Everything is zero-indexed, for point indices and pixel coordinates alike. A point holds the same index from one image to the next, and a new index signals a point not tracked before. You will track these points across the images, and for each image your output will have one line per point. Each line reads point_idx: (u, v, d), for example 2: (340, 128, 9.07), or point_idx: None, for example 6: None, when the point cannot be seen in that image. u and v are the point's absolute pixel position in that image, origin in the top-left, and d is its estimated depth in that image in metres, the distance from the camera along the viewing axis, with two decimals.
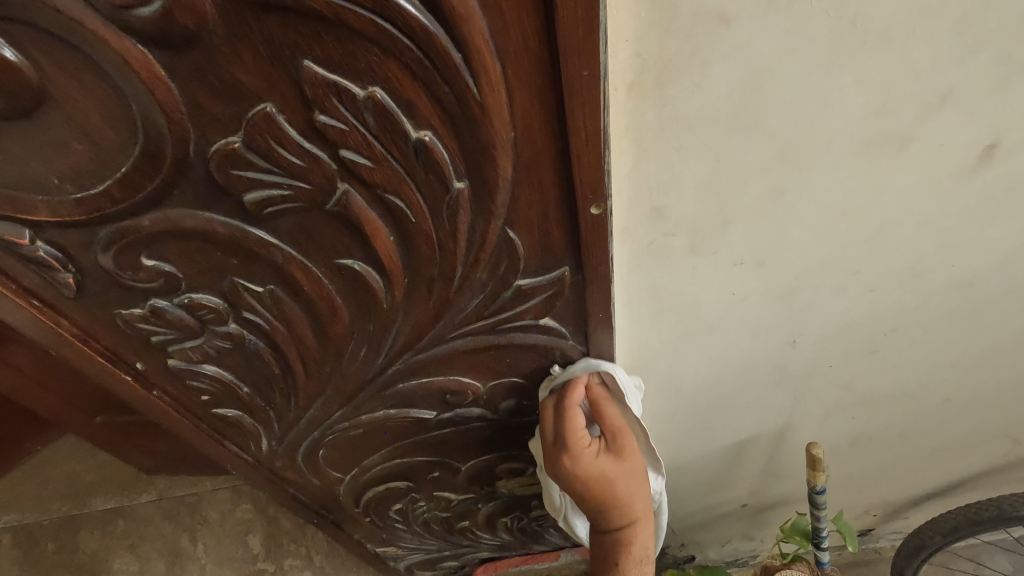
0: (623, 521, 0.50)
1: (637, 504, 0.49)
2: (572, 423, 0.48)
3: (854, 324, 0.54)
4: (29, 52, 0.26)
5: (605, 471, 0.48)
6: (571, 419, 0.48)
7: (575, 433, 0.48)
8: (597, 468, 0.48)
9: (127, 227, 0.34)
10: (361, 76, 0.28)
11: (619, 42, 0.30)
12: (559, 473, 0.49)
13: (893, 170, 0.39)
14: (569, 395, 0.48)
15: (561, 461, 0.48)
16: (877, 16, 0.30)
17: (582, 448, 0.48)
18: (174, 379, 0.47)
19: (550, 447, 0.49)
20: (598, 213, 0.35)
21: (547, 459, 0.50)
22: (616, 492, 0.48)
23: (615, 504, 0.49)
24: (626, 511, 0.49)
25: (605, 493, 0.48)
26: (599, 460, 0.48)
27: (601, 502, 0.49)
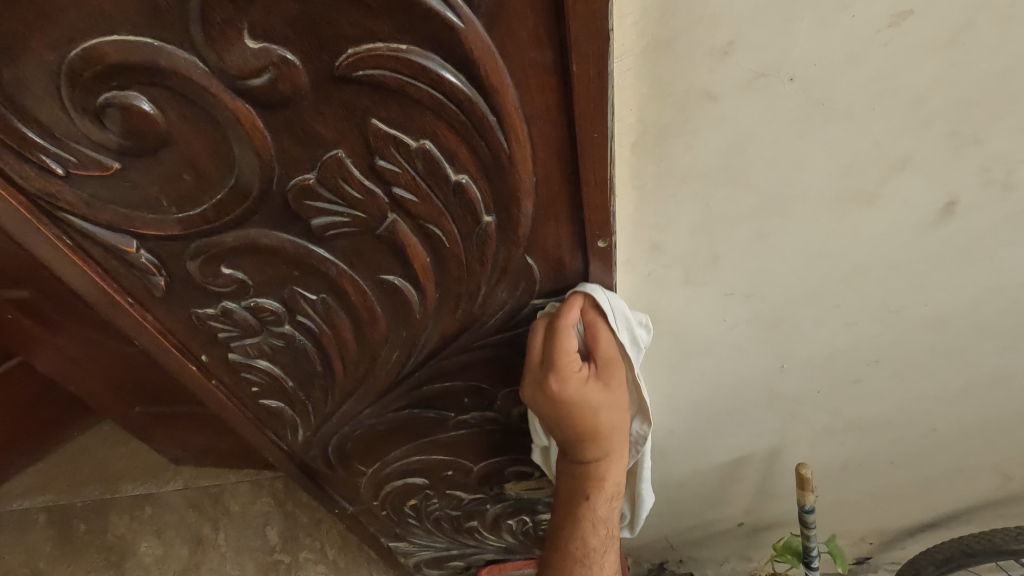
0: (595, 450, 0.53)
1: (617, 429, 0.52)
2: (567, 347, 0.46)
3: (838, 353, 0.59)
4: (163, 107, 0.33)
5: (588, 397, 0.49)
6: (566, 341, 0.45)
7: (568, 362, 0.46)
8: (582, 395, 0.48)
9: (215, 241, 0.41)
10: (415, 132, 0.35)
11: (624, 110, 0.37)
12: (543, 395, 0.49)
13: (864, 220, 0.45)
14: (568, 319, 0.45)
15: (550, 385, 0.48)
16: (840, 96, 0.36)
17: (575, 377, 0.48)
18: (231, 371, 0.54)
19: (537, 370, 0.48)
20: (604, 246, 0.42)
21: (531, 382, 0.50)
22: (596, 421, 0.50)
23: (594, 433, 0.51)
24: (604, 440, 0.52)
25: (587, 420, 0.50)
26: (588, 388, 0.48)
27: (582, 428, 0.51)
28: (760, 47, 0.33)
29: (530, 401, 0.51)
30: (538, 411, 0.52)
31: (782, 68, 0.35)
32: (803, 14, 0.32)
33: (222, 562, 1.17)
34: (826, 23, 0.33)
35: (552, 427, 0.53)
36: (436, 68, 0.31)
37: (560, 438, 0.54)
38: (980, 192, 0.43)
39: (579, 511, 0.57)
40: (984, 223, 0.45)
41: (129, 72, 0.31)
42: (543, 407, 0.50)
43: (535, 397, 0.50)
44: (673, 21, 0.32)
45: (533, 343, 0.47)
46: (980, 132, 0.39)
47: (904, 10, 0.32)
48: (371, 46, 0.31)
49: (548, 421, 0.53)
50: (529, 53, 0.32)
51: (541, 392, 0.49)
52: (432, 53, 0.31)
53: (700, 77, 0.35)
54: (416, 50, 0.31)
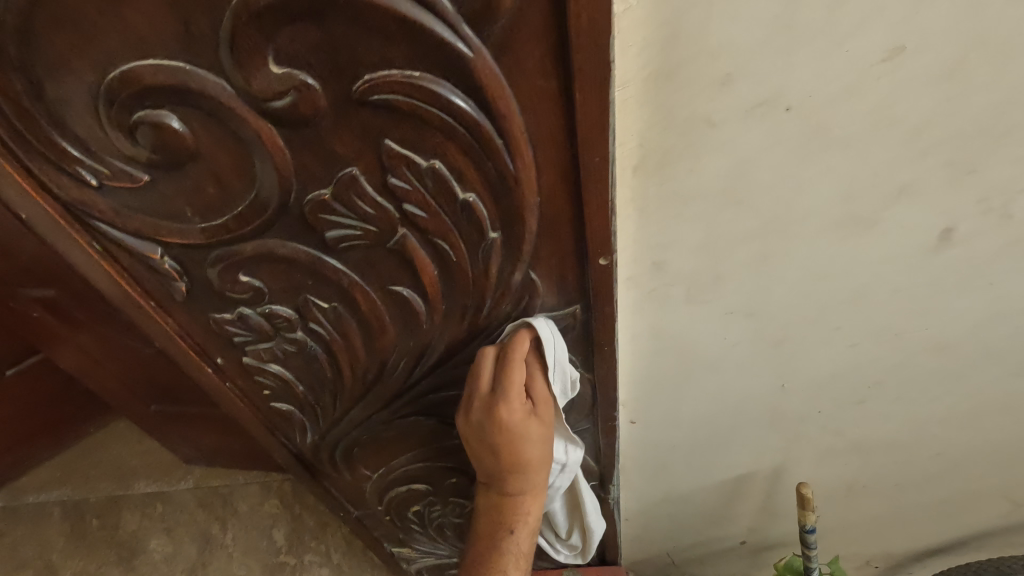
0: (520, 484, 0.55)
1: (540, 470, 0.54)
2: (517, 383, 0.47)
3: (839, 374, 0.60)
4: (191, 125, 0.35)
5: (526, 432, 0.50)
6: (516, 377, 0.47)
7: (516, 395, 0.48)
8: (520, 429, 0.50)
9: (235, 250, 0.43)
10: (426, 152, 0.37)
11: (627, 135, 0.38)
12: (490, 428, 0.50)
13: (863, 244, 0.46)
14: (515, 358, 0.47)
15: (496, 415, 0.49)
16: (836, 126, 0.37)
17: (516, 413, 0.49)
18: (245, 374, 0.56)
19: (485, 403, 0.49)
20: (605, 264, 0.43)
21: (476, 414, 0.50)
22: (526, 458, 0.52)
23: (523, 467, 0.53)
24: (530, 476, 0.54)
25: (517, 455, 0.52)
26: (529, 422, 0.50)
27: (512, 460, 0.52)
28: (757, 78, 0.35)
29: (468, 432, 0.52)
30: (475, 441, 0.53)
31: (779, 99, 0.36)
32: (799, 47, 0.34)
33: (228, 562, 1.19)
34: (821, 56, 0.34)
35: (483, 457, 0.54)
36: (447, 94, 0.33)
37: (489, 471, 0.55)
38: (979, 220, 0.44)
39: (499, 543, 0.59)
40: (984, 250, 0.46)
41: (162, 93, 0.34)
42: (483, 438, 0.51)
43: (478, 427, 0.51)
44: (674, 52, 0.34)
45: (478, 375, 0.49)
46: (976, 162, 0.40)
47: (896, 46, 0.34)
48: (387, 73, 0.33)
49: (478, 454, 0.54)
50: (535, 81, 0.33)
51: (486, 424, 0.50)
52: (444, 81, 0.33)
53: (700, 105, 0.36)
54: (429, 77, 0.33)
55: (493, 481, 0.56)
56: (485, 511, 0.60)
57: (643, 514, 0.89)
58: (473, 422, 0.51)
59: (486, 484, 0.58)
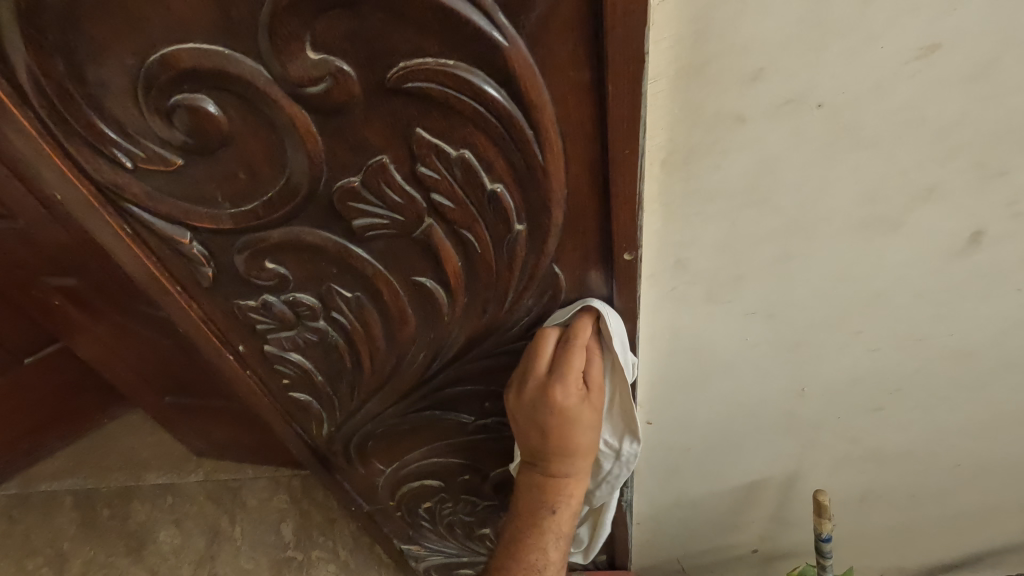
0: (564, 466, 0.54)
1: (589, 453, 0.53)
2: (577, 365, 0.47)
3: (859, 379, 0.59)
4: (226, 110, 0.36)
5: (575, 415, 0.50)
6: (576, 359, 0.47)
7: (574, 377, 0.47)
8: (574, 411, 0.49)
9: (262, 237, 0.44)
10: (456, 142, 0.37)
11: (656, 129, 0.38)
12: (542, 408, 0.49)
13: (889, 246, 0.45)
14: (579, 339, 0.47)
15: (553, 395, 0.48)
16: (867, 124, 0.37)
17: (574, 394, 0.48)
18: (264, 363, 0.57)
19: (543, 382, 0.48)
20: (629, 259, 0.43)
21: (529, 394, 0.49)
22: (576, 441, 0.51)
23: (572, 448, 0.52)
24: (578, 458, 0.53)
25: (569, 437, 0.51)
26: (583, 407, 0.49)
27: (561, 440, 0.51)
28: (789, 74, 0.35)
29: (518, 410, 0.51)
30: (525, 420, 0.52)
31: (809, 96, 0.36)
32: (832, 44, 0.34)
33: (236, 556, 1.19)
34: (854, 54, 0.34)
35: (530, 437, 0.53)
36: (480, 83, 0.34)
37: (535, 450, 0.54)
38: (1008, 224, 0.43)
39: (537, 525, 0.58)
40: (1011, 254, 0.46)
41: (200, 77, 0.34)
42: (536, 418, 0.50)
43: (531, 405, 0.50)
44: (705, 47, 0.34)
45: (536, 355, 0.48)
46: (1007, 164, 0.39)
47: (931, 44, 0.33)
48: (421, 60, 0.33)
49: (525, 433, 0.53)
50: (568, 72, 0.34)
51: (538, 404, 0.49)
52: (477, 69, 0.33)
53: (730, 101, 0.36)
54: (463, 66, 0.33)
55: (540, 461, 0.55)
56: (526, 493, 0.58)
57: (654, 519, 0.89)
58: (526, 400, 0.50)
59: (533, 463, 0.56)
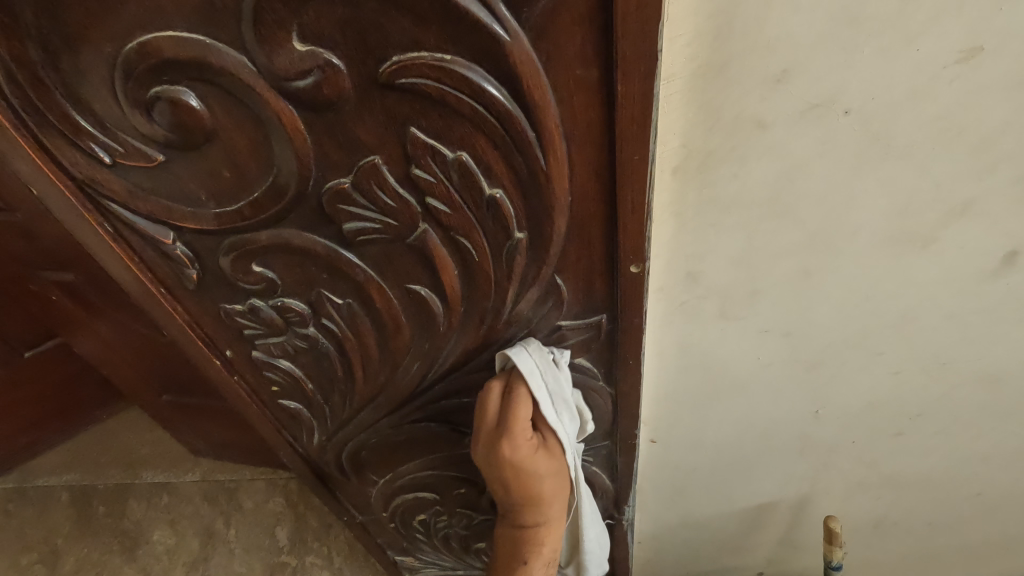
0: (531, 514, 0.52)
1: (556, 498, 0.51)
2: (522, 417, 0.45)
3: (878, 403, 0.56)
4: (209, 104, 0.34)
5: (530, 468, 0.47)
6: (521, 412, 0.45)
7: (522, 430, 0.45)
8: (526, 464, 0.47)
9: (249, 239, 0.41)
10: (453, 143, 0.35)
11: (669, 133, 0.36)
12: (495, 462, 0.48)
13: (916, 264, 0.42)
14: (521, 389, 0.45)
15: (501, 450, 0.46)
16: (898, 132, 0.34)
17: (525, 444, 0.46)
18: (253, 369, 0.54)
19: (491, 436, 0.47)
20: (637, 271, 0.40)
21: (482, 447, 0.48)
22: (536, 491, 0.49)
23: (537, 497, 0.50)
24: (545, 505, 0.51)
25: (531, 487, 0.49)
26: (539, 455, 0.47)
27: (523, 490, 0.49)
28: (816, 77, 0.32)
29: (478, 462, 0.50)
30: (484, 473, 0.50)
31: (837, 101, 0.33)
32: (865, 44, 0.31)
33: (229, 559, 1.17)
34: (888, 56, 0.31)
35: (494, 488, 0.51)
36: (479, 80, 0.31)
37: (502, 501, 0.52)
38: None
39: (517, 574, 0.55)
40: None
41: (181, 67, 0.32)
42: (492, 470, 0.49)
43: (486, 460, 0.48)
44: (725, 46, 0.31)
45: (483, 409, 0.47)
46: None
47: (973, 47, 0.31)
48: (416, 54, 0.31)
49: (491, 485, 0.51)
50: (574, 70, 0.31)
51: (490, 459, 0.47)
52: (476, 65, 0.31)
53: (750, 104, 0.34)
54: (461, 62, 0.31)
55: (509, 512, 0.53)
56: (501, 540, 0.56)
57: (658, 538, 0.85)
58: (480, 457, 0.49)
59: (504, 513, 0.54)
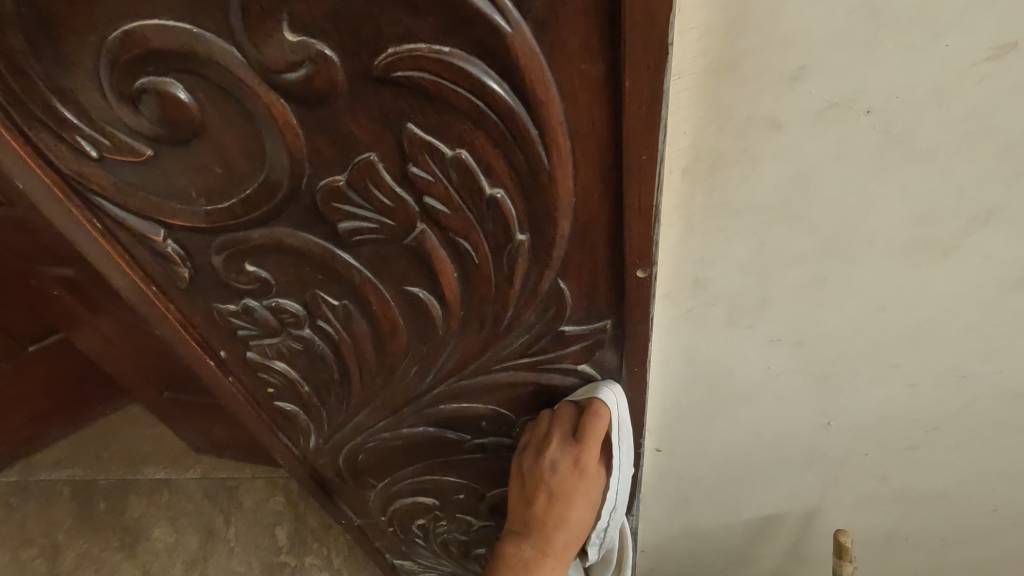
0: (549, 543, 0.52)
1: (579, 526, 0.52)
2: (603, 435, 0.48)
3: (892, 416, 0.54)
4: (197, 97, 0.32)
5: (579, 486, 0.50)
6: (603, 431, 0.48)
7: (597, 445, 0.48)
8: (575, 480, 0.50)
9: (241, 238, 0.40)
10: (452, 140, 0.33)
11: (678, 133, 0.34)
12: (558, 468, 0.50)
13: (936, 273, 0.40)
14: (605, 413, 0.47)
15: (575, 455, 0.48)
16: (921, 135, 0.33)
17: (592, 460, 0.49)
18: (248, 370, 0.53)
19: (567, 443, 0.49)
20: (642, 276, 0.39)
21: (553, 448, 0.49)
22: (571, 513, 0.51)
23: (564, 516, 0.51)
24: (565, 529, 0.52)
25: (571, 499, 0.50)
26: (595, 477, 0.50)
27: (559, 502, 0.51)
28: (836, 74, 0.30)
29: (529, 467, 0.52)
30: (532, 480, 0.52)
31: (857, 100, 0.31)
32: (888, 40, 0.29)
33: (229, 558, 1.17)
34: (913, 53, 0.29)
35: (529, 502, 0.53)
36: (478, 75, 0.30)
37: (528, 511, 0.53)
38: None
39: None
40: None
41: (167, 58, 0.31)
42: (545, 477, 0.51)
43: (549, 463, 0.50)
44: (738, 41, 0.30)
45: (562, 419, 0.49)
46: None
47: (1006, 43, 0.29)
48: (412, 47, 0.29)
49: (530, 489, 0.52)
50: (579, 65, 0.30)
51: (557, 462, 0.49)
52: (476, 59, 0.29)
53: (765, 102, 0.32)
54: (460, 54, 0.29)
55: (525, 533, 0.53)
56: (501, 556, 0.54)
57: (661, 547, 0.84)
58: (544, 460, 0.50)
59: (518, 536, 0.54)
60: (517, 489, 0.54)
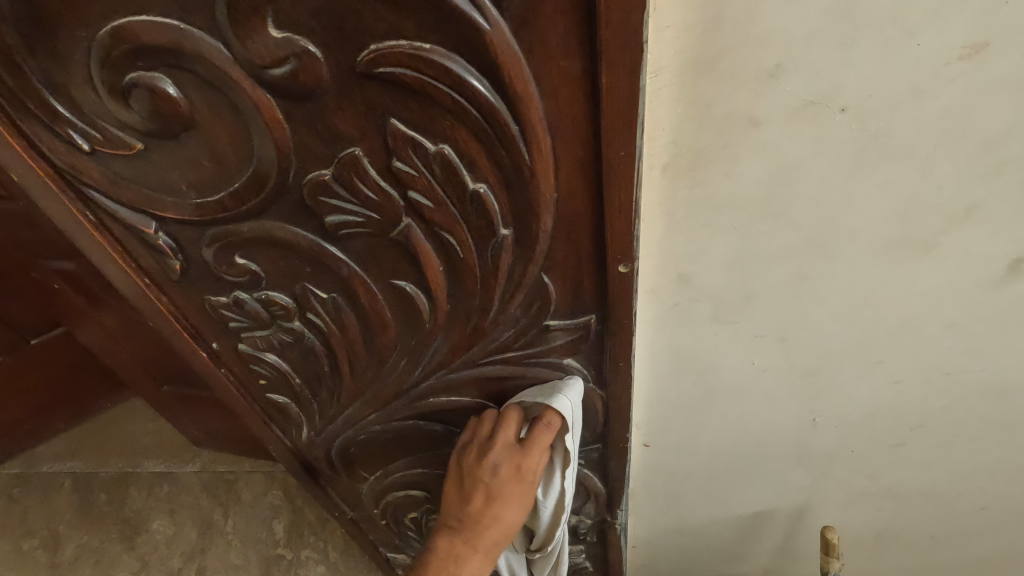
0: (477, 540, 0.56)
1: (512, 524, 0.56)
2: (544, 444, 0.50)
3: (878, 413, 0.54)
4: (186, 91, 0.33)
5: (516, 488, 0.53)
6: (545, 440, 0.50)
7: (540, 453, 0.51)
8: (510, 486, 0.53)
9: (231, 230, 0.41)
10: (435, 135, 0.34)
11: (658, 130, 0.34)
12: (496, 469, 0.52)
13: (917, 270, 0.41)
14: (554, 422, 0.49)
15: (514, 459, 0.51)
16: (898, 132, 0.33)
17: (531, 465, 0.52)
18: (240, 361, 0.54)
19: (510, 446, 0.51)
20: (625, 271, 0.39)
21: (495, 450, 0.52)
22: (505, 512, 0.54)
23: (500, 514, 0.54)
24: (496, 526, 0.55)
25: (509, 499, 0.54)
26: (532, 480, 0.53)
27: (496, 500, 0.54)
28: (812, 72, 0.31)
29: (467, 467, 0.55)
30: (472, 479, 0.54)
31: (834, 98, 0.32)
32: (862, 39, 0.30)
33: (227, 551, 1.18)
34: (887, 51, 0.30)
35: (468, 496, 0.56)
36: (459, 71, 0.30)
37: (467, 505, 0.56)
38: None
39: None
40: None
41: (156, 54, 0.31)
42: (486, 479, 0.53)
43: (491, 464, 0.52)
44: (715, 39, 0.30)
45: (506, 426, 0.51)
46: None
47: (978, 42, 0.29)
48: (394, 43, 0.30)
49: (472, 485, 0.55)
50: (557, 62, 0.30)
51: (496, 463, 0.52)
52: (456, 55, 0.30)
53: (743, 100, 0.32)
54: (441, 51, 0.30)
55: (458, 530, 0.57)
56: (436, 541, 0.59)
57: (653, 543, 0.84)
58: (487, 460, 0.52)
59: (450, 531, 0.58)
60: (453, 486, 0.57)
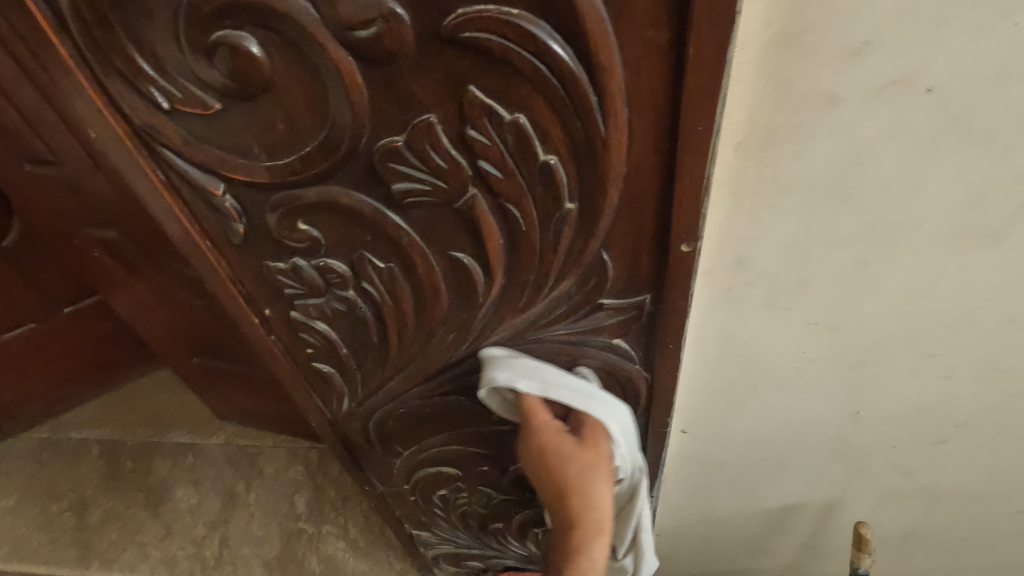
0: (579, 515, 0.52)
1: (595, 489, 0.51)
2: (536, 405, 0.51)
3: (923, 408, 0.54)
4: (269, 52, 0.33)
5: (561, 451, 0.51)
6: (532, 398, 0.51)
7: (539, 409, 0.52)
8: (563, 448, 0.51)
9: (297, 194, 0.41)
10: (511, 104, 0.34)
11: (735, 106, 0.34)
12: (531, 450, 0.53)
13: (982, 261, 0.40)
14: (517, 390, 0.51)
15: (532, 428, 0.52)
16: (981, 116, 0.33)
17: (546, 426, 0.52)
18: (289, 329, 0.55)
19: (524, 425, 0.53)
20: (687, 251, 0.39)
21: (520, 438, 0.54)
22: (575, 479, 0.51)
23: (567, 483, 0.51)
24: (577, 494, 0.51)
25: (562, 467, 0.51)
26: (563, 439, 0.51)
27: (557, 477, 0.52)
28: (901, 50, 0.30)
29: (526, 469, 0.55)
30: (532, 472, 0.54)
31: (919, 78, 0.31)
32: (956, 18, 0.29)
33: (249, 522, 1.19)
34: (981, 31, 0.29)
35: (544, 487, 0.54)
36: (544, 38, 0.30)
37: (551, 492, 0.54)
38: None
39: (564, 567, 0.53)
40: None
41: (244, 13, 0.32)
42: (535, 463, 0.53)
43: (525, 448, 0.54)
44: (804, 13, 0.30)
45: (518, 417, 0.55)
46: None
47: None
48: (482, 8, 0.30)
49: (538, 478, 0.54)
50: (644, 32, 0.30)
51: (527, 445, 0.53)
52: (543, 21, 0.30)
53: (825, 78, 0.32)
54: (528, 17, 0.30)
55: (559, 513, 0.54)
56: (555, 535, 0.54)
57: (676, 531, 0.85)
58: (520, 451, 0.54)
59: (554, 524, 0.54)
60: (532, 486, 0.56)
